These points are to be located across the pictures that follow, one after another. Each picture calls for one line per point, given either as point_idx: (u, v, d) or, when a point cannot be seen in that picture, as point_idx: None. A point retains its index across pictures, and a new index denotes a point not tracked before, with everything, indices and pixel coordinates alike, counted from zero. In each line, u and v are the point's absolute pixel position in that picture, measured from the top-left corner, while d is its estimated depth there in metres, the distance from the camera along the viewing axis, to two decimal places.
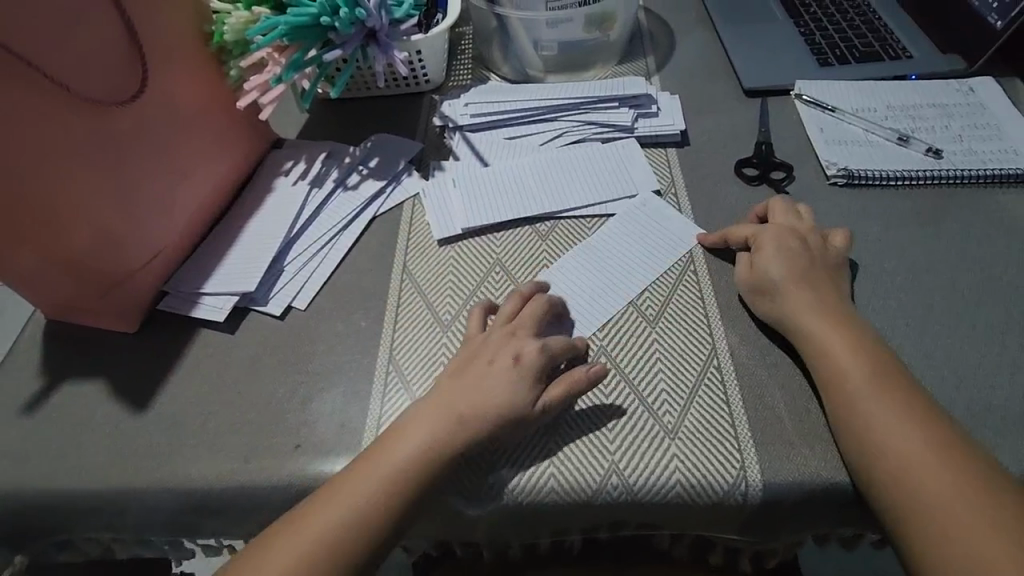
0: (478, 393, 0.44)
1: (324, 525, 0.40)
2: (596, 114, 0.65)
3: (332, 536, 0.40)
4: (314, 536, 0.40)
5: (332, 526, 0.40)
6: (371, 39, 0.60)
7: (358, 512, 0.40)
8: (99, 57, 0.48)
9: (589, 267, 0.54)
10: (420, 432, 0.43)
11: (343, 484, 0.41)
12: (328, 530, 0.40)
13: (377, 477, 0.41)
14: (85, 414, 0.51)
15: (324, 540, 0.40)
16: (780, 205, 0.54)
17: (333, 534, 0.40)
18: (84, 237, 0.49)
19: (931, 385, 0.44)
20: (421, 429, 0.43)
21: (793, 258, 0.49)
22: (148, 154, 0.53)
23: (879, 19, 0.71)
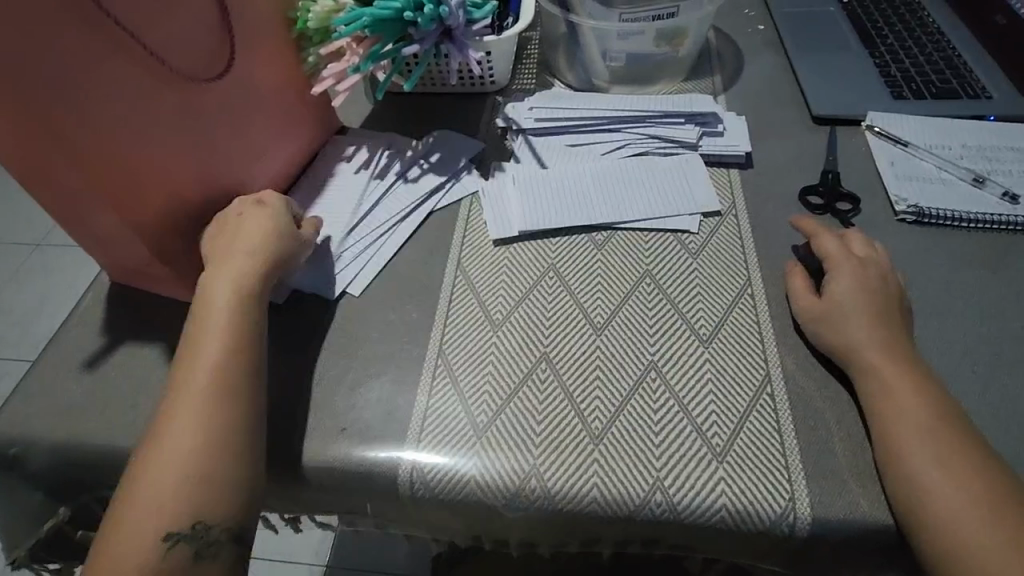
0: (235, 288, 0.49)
1: (184, 426, 0.43)
2: (661, 129, 0.65)
3: (195, 430, 0.42)
4: (187, 440, 0.42)
5: (199, 415, 0.43)
6: (446, 37, 0.61)
7: (223, 407, 0.43)
8: (194, 34, 0.50)
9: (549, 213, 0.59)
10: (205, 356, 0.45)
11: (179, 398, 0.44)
12: (199, 433, 0.42)
13: (204, 363, 0.45)
14: (141, 376, 0.53)
15: (198, 444, 0.42)
16: (858, 238, 0.52)
17: (200, 435, 0.42)
18: (160, 206, 0.51)
19: (995, 434, 0.43)
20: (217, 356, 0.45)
21: (871, 292, 0.48)
22: (226, 130, 0.55)
23: (959, 56, 0.70)
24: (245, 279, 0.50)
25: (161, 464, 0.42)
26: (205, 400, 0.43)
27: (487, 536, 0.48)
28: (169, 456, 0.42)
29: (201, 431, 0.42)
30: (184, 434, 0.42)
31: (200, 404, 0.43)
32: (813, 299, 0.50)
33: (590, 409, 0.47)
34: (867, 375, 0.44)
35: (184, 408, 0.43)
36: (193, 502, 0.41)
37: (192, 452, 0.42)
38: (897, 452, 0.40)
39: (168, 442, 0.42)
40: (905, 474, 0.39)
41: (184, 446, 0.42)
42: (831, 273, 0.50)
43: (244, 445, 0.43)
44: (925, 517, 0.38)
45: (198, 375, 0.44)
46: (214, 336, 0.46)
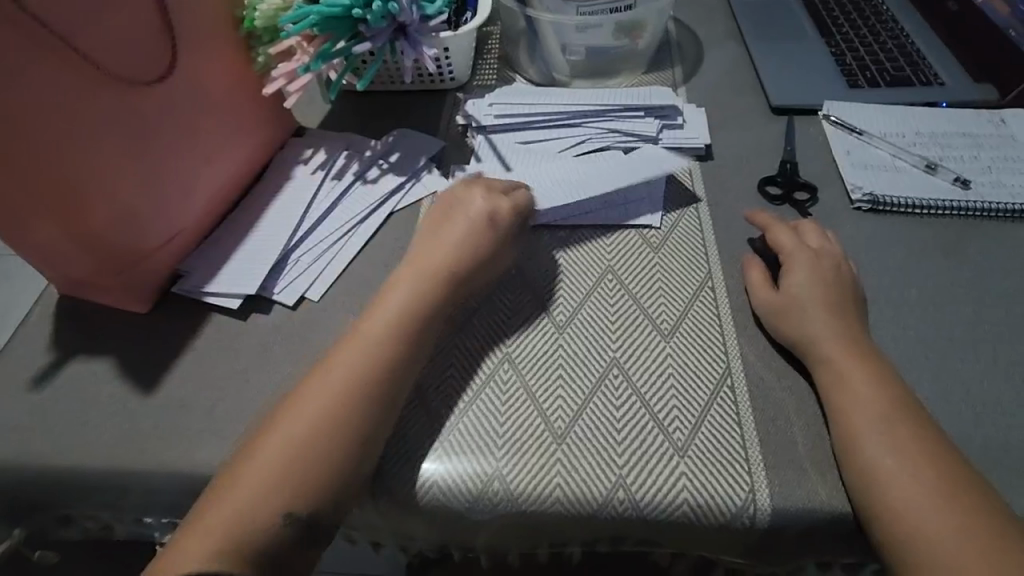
0: (412, 302, 0.47)
1: (293, 442, 0.40)
2: (621, 122, 0.65)
3: (318, 412, 0.41)
4: (295, 456, 0.40)
5: (334, 394, 0.42)
6: (400, 33, 0.59)
7: (355, 398, 0.42)
8: (132, 36, 0.48)
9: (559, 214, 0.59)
10: (344, 369, 0.43)
11: (288, 415, 0.42)
12: (309, 443, 0.40)
13: (332, 378, 0.43)
14: (92, 392, 0.51)
15: (302, 461, 0.40)
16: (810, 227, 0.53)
17: (321, 419, 0.41)
18: (104, 215, 0.49)
19: (946, 417, 0.43)
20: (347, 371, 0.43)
21: (827, 283, 0.48)
22: (173, 135, 0.53)
23: (912, 44, 0.71)
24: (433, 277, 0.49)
25: (276, 441, 0.41)
26: (342, 390, 0.42)
27: (453, 539, 0.48)
28: (287, 431, 0.41)
29: (326, 411, 0.41)
30: (306, 413, 0.41)
31: (333, 391, 0.42)
32: (771, 291, 0.50)
33: (564, 410, 0.46)
34: (824, 365, 0.44)
35: (302, 418, 0.41)
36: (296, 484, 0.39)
37: (313, 434, 0.41)
38: (852, 440, 0.41)
39: (290, 423, 0.41)
40: (862, 463, 0.40)
41: (303, 425, 0.41)
42: (793, 262, 0.50)
43: (348, 469, 0.41)
44: (880, 504, 0.38)
45: (333, 370, 0.43)
46: (359, 335, 0.45)
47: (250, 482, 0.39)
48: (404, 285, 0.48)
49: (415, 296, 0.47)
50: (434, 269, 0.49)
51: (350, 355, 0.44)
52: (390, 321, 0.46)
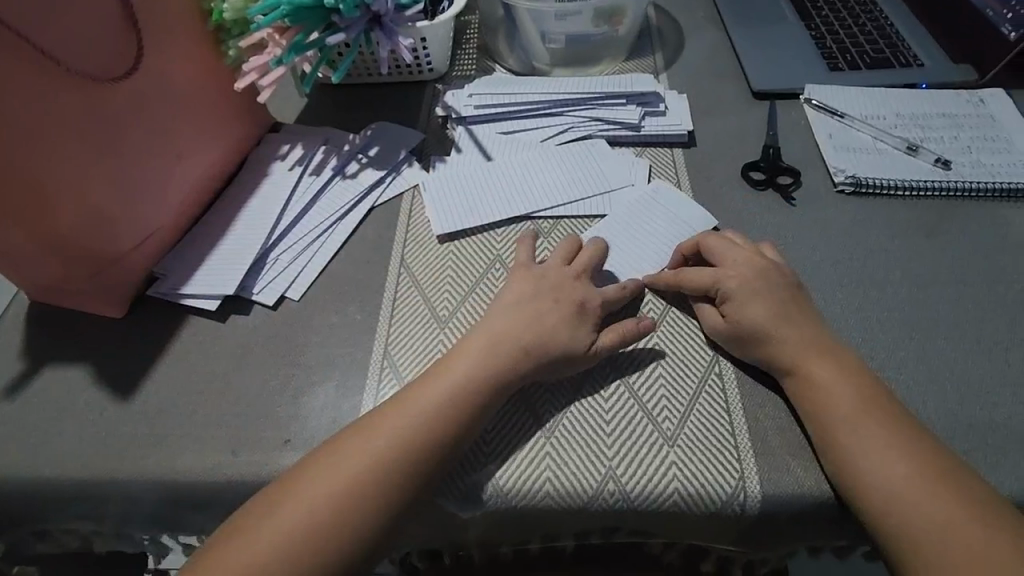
0: (491, 360, 0.44)
1: (328, 495, 0.39)
2: (603, 110, 0.64)
3: (335, 490, 0.39)
4: (326, 510, 0.38)
5: (383, 453, 0.40)
6: (375, 23, 0.58)
7: (403, 463, 0.40)
8: (95, 30, 0.46)
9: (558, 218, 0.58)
10: (395, 429, 0.41)
11: (318, 473, 0.40)
12: (342, 497, 0.39)
13: (384, 437, 0.41)
14: (67, 400, 0.49)
15: (332, 518, 0.38)
16: (710, 238, 0.51)
17: (337, 502, 0.39)
18: (73, 217, 0.47)
19: (931, 398, 0.44)
20: (401, 426, 0.41)
21: (760, 294, 0.46)
22: (142, 133, 0.52)
23: (891, 25, 0.71)
24: (514, 330, 0.45)
25: (279, 522, 0.38)
26: (372, 469, 0.40)
27: (445, 537, 0.47)
28: (291, 506, 0.39)
29: (342, 493, 0.39)
30: (325, 485, 0.39)
31: (359, 470, 0.40)
32: (716, 317, 0.47)
33: (555, 403, 0.46)
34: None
35: (339, 473, 0.39)
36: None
37: (322, 522, 0.38)
38: (831, 425, 0.41)
39: (303, 491, 0.39)
40: (847, 449, 0.39)
41: (316, 501, 0.39)
42: (719, 288, 0.47)
43: (379, 533, 0.39)
44: (867, 488, 0.38)
45: (364, 447, 0.40)
46: (407, 409, 0.42)
47: (236, 560, 0.37)
48: (464, 362, 0.44)
49: (476, 382, 0.43)
50: (495, 354, 0.44)
51: (387, 430, 0.41)
52: (437, 409, 0.42)
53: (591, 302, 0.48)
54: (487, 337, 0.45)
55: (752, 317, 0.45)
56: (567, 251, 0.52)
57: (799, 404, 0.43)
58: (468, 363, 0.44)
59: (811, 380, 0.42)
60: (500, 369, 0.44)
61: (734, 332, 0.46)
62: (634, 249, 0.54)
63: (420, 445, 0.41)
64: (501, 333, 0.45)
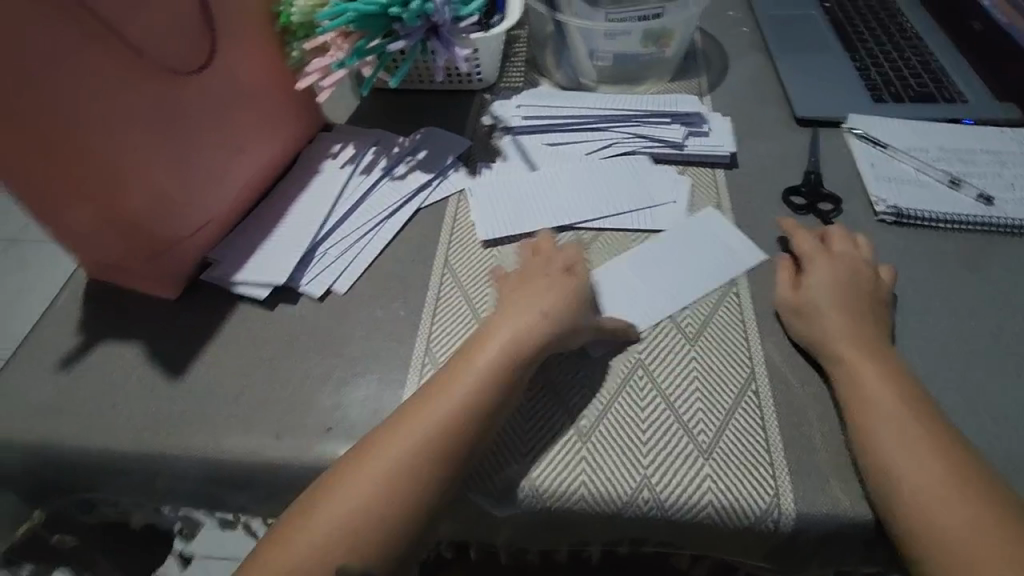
0: (512, 356, 0.45)
1: (355, 493, 0.40)
2: (647, 128, 0.66)
3: (381, 482, 0.40)
4: (343, 512, 0.39)
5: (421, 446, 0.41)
6: (432, 33, 0.61)
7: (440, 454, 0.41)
8: (174, 25, 0.49)
9: (605, 222, 0.59)
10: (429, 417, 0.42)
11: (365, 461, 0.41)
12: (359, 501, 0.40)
13: (404, 438, 0.42)
14: (120, 375, 0.51)
15: (352, 520, 0.39)
16: (839, 232, 0.54)
17: (372, 492, 0.40)
18: (138, 201, 0.50)
19: (970, 429, 0.44)
20: (416, 429, 0.42)
21: (846, 287, 0.49)
22: (206, 125, 0.54)
23: (936, 61, 0.71)
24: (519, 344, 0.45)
25: (324, 515, 0.39)
26: (412, 463, 0.41)
27: (476, 536, 0.48)
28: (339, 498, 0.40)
29: (366, 496, 0.40)
30: (370, 476, 0.40)
31: (402, 458, 0.41)
32: (787, 287, 0.51)
33: (594, 411, 0.46)
34: (840, 373, 0.45)
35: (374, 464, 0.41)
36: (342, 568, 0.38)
37: (357, 516, 0.39)
38: (872, 447, 0.41)
39: (351, 480, 0.40)
40: (880, 470, 0.40)
41: (356, 497, 0.40)
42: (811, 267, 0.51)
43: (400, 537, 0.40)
44: (906, 515, 0.38)
45: (403, 443, 0.41)
46: (425, 414, 0.42)
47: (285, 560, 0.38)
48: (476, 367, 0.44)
49: (473, 405, 0.43)
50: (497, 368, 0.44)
51: (425, 422, 0.42)
52: (444, 414, 0.42)
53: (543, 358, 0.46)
54: (471, 367, 0.44)
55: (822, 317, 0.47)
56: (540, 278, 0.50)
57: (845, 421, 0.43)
58: (459, 390, 0.43)
59: (859, 404, 0.43)
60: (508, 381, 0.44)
61: (800, 304, 0.49)
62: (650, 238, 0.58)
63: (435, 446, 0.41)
64: (492, 357, 0.45)
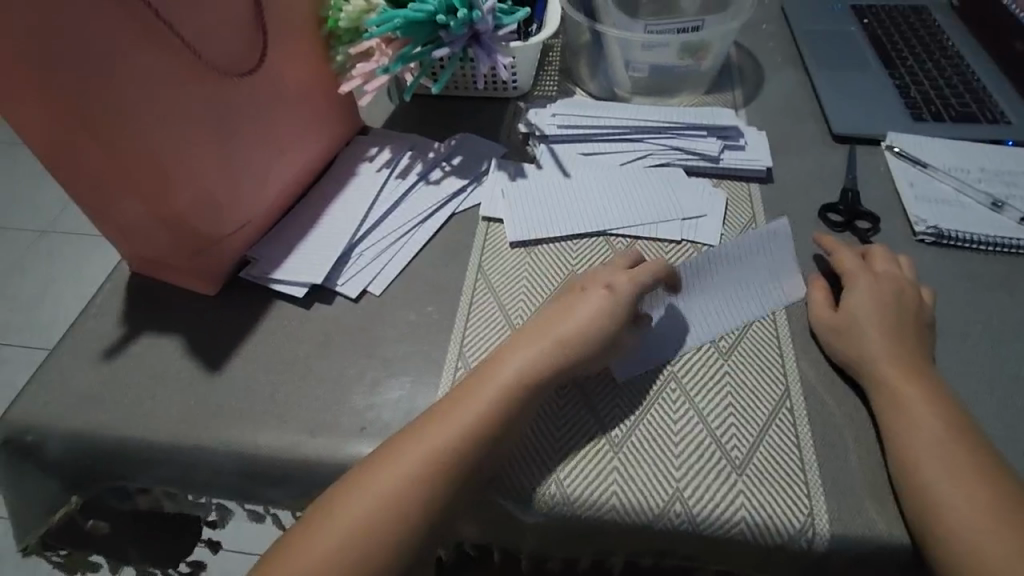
0: (540, 361, 0.45)
1: (375, 489, 0.40)
2: (682, 140, 0.66)
3: (400, 489, 0.40)
4: (363, 508, 0.40)
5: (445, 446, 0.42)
6: (474, 41, 0.61)
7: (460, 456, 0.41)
8: (228, 29, 0.50)
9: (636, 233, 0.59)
10: (457, 418, 0.43)
11: (387, 460, 0.42)
12: (377, 497, 0.40)
13: (427, 437, 0.42)
14: (160, 367, 0.53)
15: (369, 516, 0.39)
16: (880, 252, 0.54)
17: (389, 488, 0.40)
18: (186, 199, 0.51)
19: (1012, 455, 0.43)
20: (442, 430, 0.42)
21: (886, 308, 0.48)
22: (253, 126, 0.55)
23: (978, 81, 0.71)
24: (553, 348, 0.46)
25: (343, 516, 0.40)
26: (428, 468, 0.41)
27: (503, 540, 0.48)
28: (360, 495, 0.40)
29: (385, 492, 0.40)
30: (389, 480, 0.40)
31: (420, 462, 0.41)
32: (826, 306, 0.51)
33: (626, 422, 0.47)
34: (880, 394, 0.45)
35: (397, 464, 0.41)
36: (353, 570, 0.38)
37: (373, 512, 0.39)
38: (914, 471, 0.40)
39: (371, 480, 0.41)
40: (922, 495, 0.40)
41: (376, 493, 0.40)
42: (848, 288, 0.51)
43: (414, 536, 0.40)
44: (948, 542, 0.38)
45: (423, 449, 0.41)
46: (460, 414, 0.43)
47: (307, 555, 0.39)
48: (507, 368, 0.45)
49: (496, 414, 0.43)
50: (531, 373, 0.45)
51: (451, 423, 0.42)
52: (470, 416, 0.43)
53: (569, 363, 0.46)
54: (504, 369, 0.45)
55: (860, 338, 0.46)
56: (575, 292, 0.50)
57: (886, 443, 0.43)
58: (486, 394, 0.44)
59: (901, 428, 0.42)
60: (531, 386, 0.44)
61: (839, 323, 0.49)
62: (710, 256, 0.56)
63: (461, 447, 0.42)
64: (522, 364, 0.45)
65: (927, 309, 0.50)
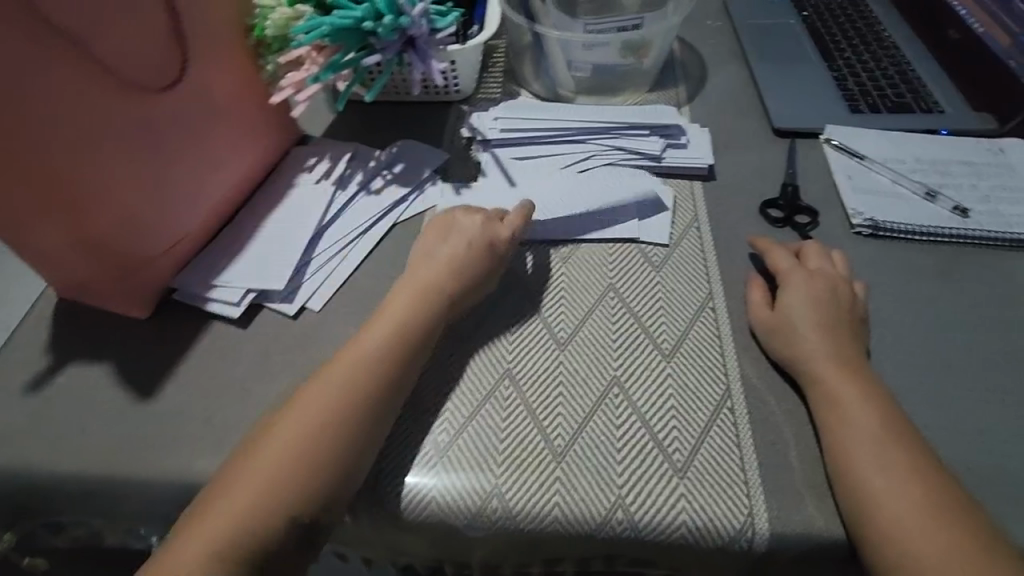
0: (410, 316, 0.48)
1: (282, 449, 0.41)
2: (625, 140, 0.65)
3: (324, 418, 0.42)
4: (263, 474, 0.40)
5: (336, 405, 0.43)
6: (408, 46, 0.60)
7: (352, 415, 0.42)
8: (145, 42, 0.48)
9: (576, 236, 0.59)
10: (349, 374, 0.44)
11: (293, 422, 0.42)
12: (286, 455, 0.41)
13: (325, 397, 0.43)
14: (88, 397, 0.50)
15: (264, 480, 0.40)
16: (813, 248, 0.54)
17: (332, 448, 0.41)
18: (107, 219, 0.49)
19: (944, 445, 0.44)
20: (333, 391, 0.43)
21: (822, 304, 0.49)
22: (179, 140, 0.53)
23: (913, 70, 0.72)
24: (420, 305, 0.49)
25: (265, 466, 0.40)
26: (327, 421, 0.42)
27: (450, 554, 0.47)
28: (271, 459, 0.40)
29: (313, 455, 0.41)
30: (320, 408, 0.42)
31: (330, 418, 0.42)
32: (764, 306, 0.51)
33: (570, 428, 0.46)
34: (818, 388, 0.45)
35: (298, 426, 0.42)
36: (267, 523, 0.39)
37: (284, 474, 0.40)
38: (847, 469, 0.41)
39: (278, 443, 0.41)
40: (858, 493, 0.40)
41: (288, 457, 0.40)
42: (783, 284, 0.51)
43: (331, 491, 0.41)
44: (881, 540, 0.38)
45: (335, 383, 0.44)
46: (345, 370, 0.44)
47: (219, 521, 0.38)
48: (383, 326, 0.47)
49: (388, 357, 0.45)
50: (410, 322, 0.48)
51: (339, 383, 0.44)
52: (362, 372, 0.44)
53: (435, 315, 0.49)
54: (390, 320, 0.48)
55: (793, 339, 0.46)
56: (479, 250, 0.53)
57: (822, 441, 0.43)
58: (374, 344, 0.46)
59: (835, 425, 0.43)
60: (412, 338, 0.47)
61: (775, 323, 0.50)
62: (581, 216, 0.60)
63: (355, 403, 0.43)
64: (394, 322, 0.47)
65: (862, 302, 0.51)
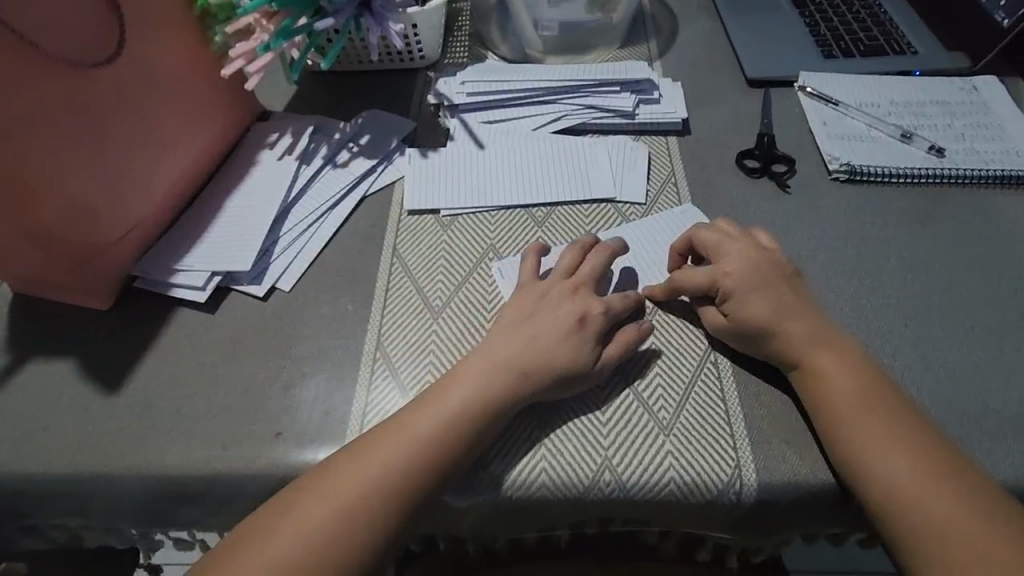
0: (491, 369, 0.43)
1: (325, 506, 0.38)
2: (596, 98, 0.63)
3: (349, 496, 0.38)
4: (306, 528, 0.38)
5: (400, 463, 0.39)
6: (365, 9, 0.58)
7: (409, 477, 0.39)
8: (78, 18, 0.45)
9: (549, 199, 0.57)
10: (418, 434, 0.40)
11: (338, 477, 0.39)
12: (331, 510, 0.38)
13: (383, 455, 0.40)
14: (52, 394, 0.48)
15: (305, 538, 0.37)
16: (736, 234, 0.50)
17: (384, 509, 0.39)
18: (55, 209, 0.46)
19: (924, 385, 0.44)
20: (392, 450, 0.40)
21: None
22: (125, 120, 0.50)
23: (885, 13, 0.70)
24: (513, 350, 0.44)
25: (305, 519, 0.38)
26: (383, 481, 0.39)
27: (441, 530, 0.47)
28: (309, 512, 0.38)
29: (351, 513, 0.38)
30: (349, 488, 0.39)
31: (382, 476, 0.39)
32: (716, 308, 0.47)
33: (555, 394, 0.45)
34: (790, 366, 0.44)
35: (342, 479, 0.39)
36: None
37: (321, 532, 0.38)
38: (828, 415, 0.41)
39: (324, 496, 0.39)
40: (843, 441, 0.40)
41: (330, 511, 0.38)
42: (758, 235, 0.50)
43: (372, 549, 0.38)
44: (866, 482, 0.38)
45: (409, 444, 0.40)
46: (411, 428, 0.41)
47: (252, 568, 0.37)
48: (467, 383, 0.42)
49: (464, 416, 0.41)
50: (504, 367, 0.43)
51: (401, 443, 0.40)
52: (433, 432, 0.40)
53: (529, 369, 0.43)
54: (483, 368, 0.43)
55: (775, 288, 0.46)
56: (567, 331, 0.44)
57: (803, 389, 0.43)
58: (459, 392, 0.42)
59: (815, 374, 0.42)
60: (499, 393, 0.42)
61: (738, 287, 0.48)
62: (558, 179, 0.58)
63: (419, 465, 0.40)
64: (478, 371, 0.43)
65: None
